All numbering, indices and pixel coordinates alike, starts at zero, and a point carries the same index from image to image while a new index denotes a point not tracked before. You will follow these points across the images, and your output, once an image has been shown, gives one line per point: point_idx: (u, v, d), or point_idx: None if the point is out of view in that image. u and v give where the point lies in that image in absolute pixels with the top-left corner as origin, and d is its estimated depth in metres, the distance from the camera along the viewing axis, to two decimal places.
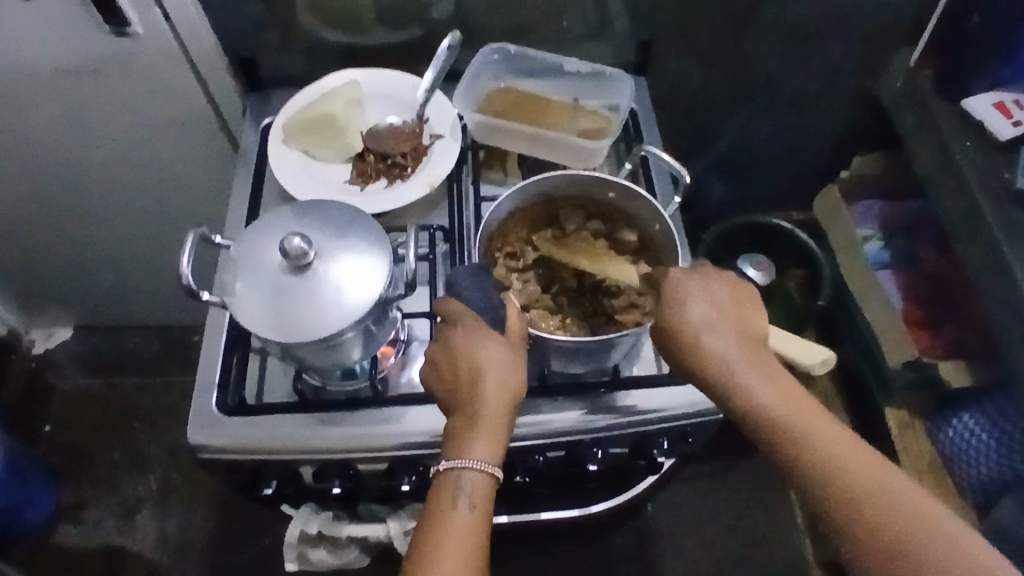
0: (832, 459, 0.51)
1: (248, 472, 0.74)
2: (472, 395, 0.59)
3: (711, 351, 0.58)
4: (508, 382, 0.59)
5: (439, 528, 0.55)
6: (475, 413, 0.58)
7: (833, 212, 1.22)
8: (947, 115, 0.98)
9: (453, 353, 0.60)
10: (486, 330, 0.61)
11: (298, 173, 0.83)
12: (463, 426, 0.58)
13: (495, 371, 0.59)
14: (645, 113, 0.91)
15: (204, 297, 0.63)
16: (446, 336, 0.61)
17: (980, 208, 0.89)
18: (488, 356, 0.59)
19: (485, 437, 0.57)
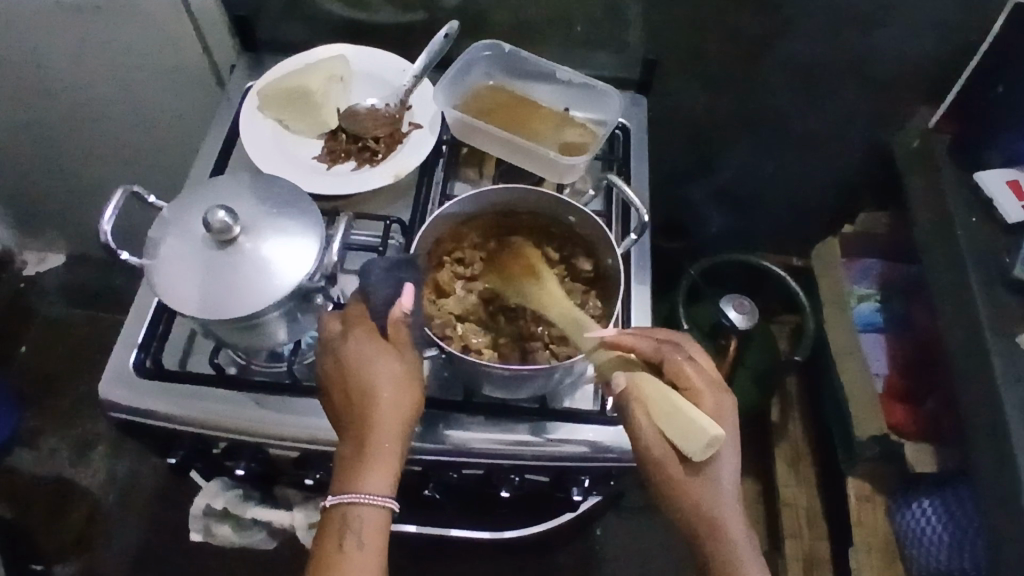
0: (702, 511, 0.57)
1: (159, 437, 0.73)
2: (365, 421, 0.58)
3: (702, 481, 0.57)
4: (401, 404, 0.59)
5: (328, 568, 0.56)
6: (364, 443, 0.58)
7: (827, 265, 1.16)
8: (956, 184, 0.92)
9: (346, 373, 0.59)
10: (385, 347, 0.60)
11: (265, 142, 0.81)
12: (357, 456, 0.58)
13: (387, 395, 0.59)
14: (637, 135, 0.87)
15: (124, 257, 0.61)
16: (339, 346, 0.60)
17: (968, 288, 0.84)
18: (396, 380, 0.59)
19: (375, 470, 0.57)
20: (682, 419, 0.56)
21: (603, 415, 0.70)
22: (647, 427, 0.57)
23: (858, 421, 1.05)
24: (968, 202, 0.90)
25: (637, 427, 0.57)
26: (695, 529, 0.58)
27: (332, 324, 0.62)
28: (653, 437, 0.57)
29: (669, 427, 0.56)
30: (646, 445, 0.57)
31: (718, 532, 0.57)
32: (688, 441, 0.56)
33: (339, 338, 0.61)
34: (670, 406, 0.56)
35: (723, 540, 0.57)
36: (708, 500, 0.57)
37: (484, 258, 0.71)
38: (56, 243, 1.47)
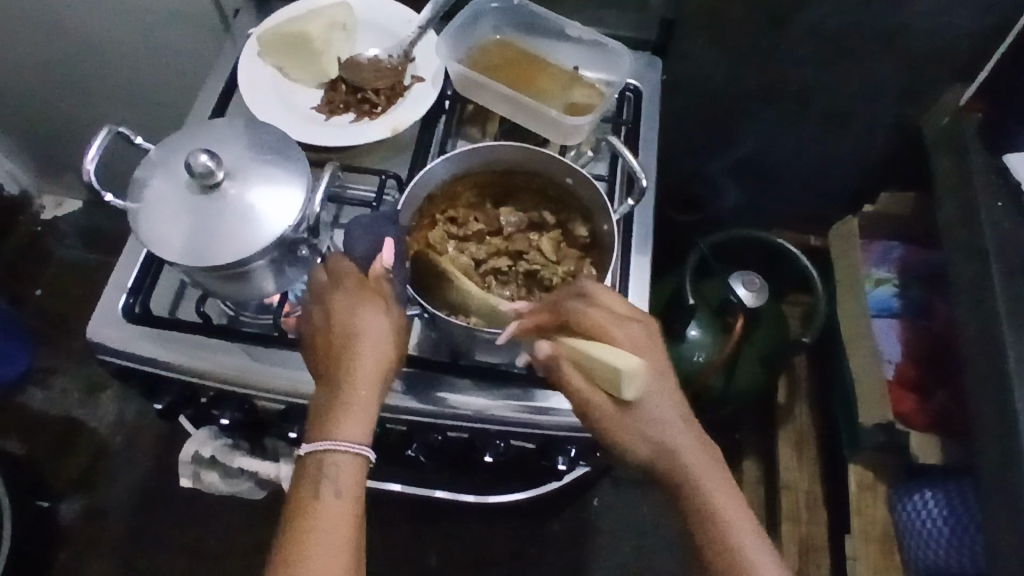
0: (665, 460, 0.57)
1: (148, 382, 0.73)
2: (347, 369, 0.57)
3: (642, 416, 0.56)
4: (384, 355, 0.58)
5: (306, 514, 0.55)
6: (344, 392, 0.57)
7: (845, 246, 1.12)
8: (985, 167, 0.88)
9: (330, 320, 0.59)
10: (373, 297, 0.59)
11: (263, 90, 0.79)
12: (337, 403, 0.57)
13: (373, 345, 0.58)
14: (650, 99, 0.83)
15: (107, 199, 0.60)
16: (328, 295, 0.59)
17: (988, 276, 0.81)
18: (383, 330, 0.58)
19: (353, 419, 0.57)
20: (596, 368, 0.54)
21: None
22: (580, 386, 0.55)
23: (864, 408, 1.02)
24: (997, 185, 0.85)
25: (571, 388, 0.55)
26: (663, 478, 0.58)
27: (320, 274, 0.61)
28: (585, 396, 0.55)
29: (596, 376, 0.55)
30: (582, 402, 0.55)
31: (675, 460, 0.57)
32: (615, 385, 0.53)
33: (325, 288, 0.60)
34: (583, 361, 0.54)
35: (681, 467, 0.57)
36: (657, 432, 0.56)
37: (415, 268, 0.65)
38: (74, 187, 1.44)
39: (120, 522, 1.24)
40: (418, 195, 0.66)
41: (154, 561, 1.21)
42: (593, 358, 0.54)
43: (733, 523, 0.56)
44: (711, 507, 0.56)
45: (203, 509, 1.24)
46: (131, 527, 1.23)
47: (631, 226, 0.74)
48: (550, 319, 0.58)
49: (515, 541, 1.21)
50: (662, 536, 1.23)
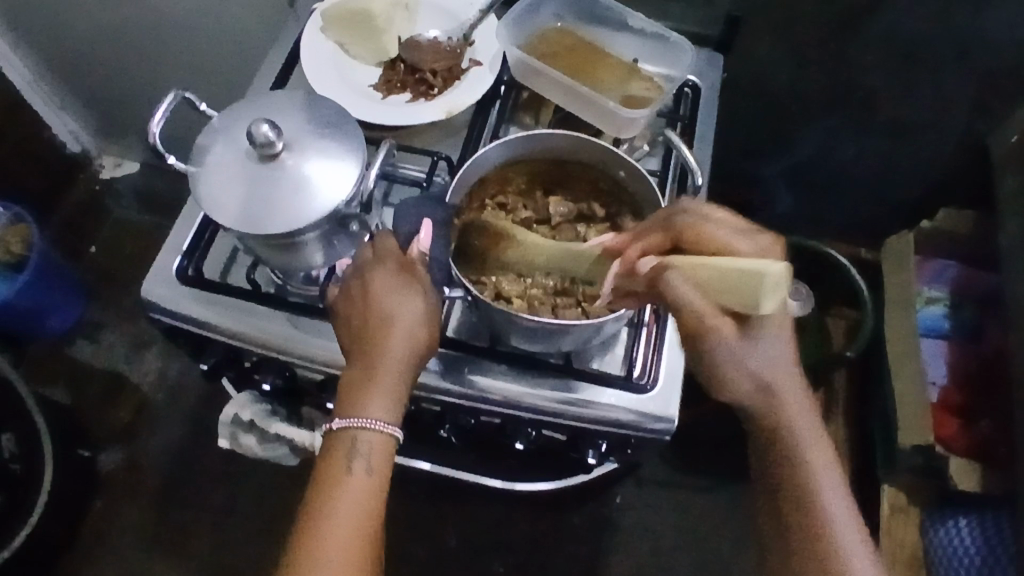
0: (787, 430, 0.58)
1: (195, 343, 0.75)
2: (382, 350, 0.58)
3: (750, 342, 0.57)
4: (418, 339, 0.59)
5: (333, 489, 0.57)
6: (378, 372, 0.58)
7: (898, 263, 1.08)
8: None
9: (366, 300, 0.59)
10: (412, 282, 0.60)
11: (325, 66, 0.79)
12: (368, 381, 0.58)
13: (408, 329, 0.59)
14: (708, 95, 0.82)
15: (170, 161, 0.61)
16: (369, 274, 0.60)
17: None
18: (420, 314, 0.59)
19: (383, 399, 0.58)
20: (732, 278, 0.53)
21: (630, 381, 0.67)
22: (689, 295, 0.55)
23: (904, 428, 0.99)
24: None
25: (677, 297, 0.55)
26: (776, 452, 0.59)
27: (365, 252, 0.62)
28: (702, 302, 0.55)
29: (720, 290, 0.55)
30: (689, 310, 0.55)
31: (775, 399, 0.58)
32: (751, 292, 0.53)
33: (368, 266, 0.61)
34: (719, 271, 0.54)
35: (778, 403, 0.58)
36: (757, 360, 0.57)
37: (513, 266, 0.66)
38: (132, 148, 1.47)
39: (157, 475, 1.28)
40: (470, 175, 0.67)
41: (187, 517, 1.25)
42: (713, 267, 0.54)
43: (807, 458, 0.58)
44: (813, 479, 0.58)
45: (236, 470, 1.28)
46: (167, 481, 1.28)
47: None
48: (660, 239, 0.60)
49: (536, 530, 1.22)
50: (683, 540, 1.22)
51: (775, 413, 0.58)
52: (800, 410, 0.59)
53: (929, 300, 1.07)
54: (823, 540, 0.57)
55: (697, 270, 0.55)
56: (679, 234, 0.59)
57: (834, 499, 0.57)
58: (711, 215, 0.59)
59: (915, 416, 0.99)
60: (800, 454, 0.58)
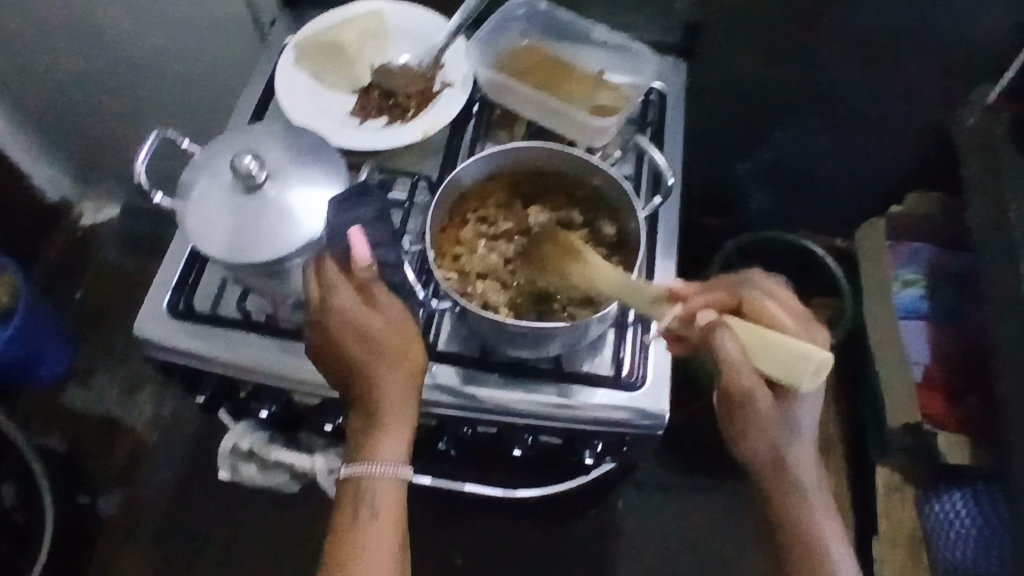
0: (774, 456, 0.64)
1: (191, 376, 0.76)
2: (372, 400, 0.62)
3: (783, 409, 0.63)
4: (406, 382, 0.62)
5: (345, 538, 0.62)
6: (377, 421, 0.62)
7: (873, 247, 1.12)
8: (1015, 165, 0.87)
9: (340, 345, 0.61)
10: (375, 313, 0.62)
11: (300, 97, 0.81)
12: (375, 427, 0.61)
13: (390, 371, 0.62)
14: (675, 100, 0.84)
15: (156, 199, 0.63)
16: (328, 311, 0.61)
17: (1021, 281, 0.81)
18: (406, 348, 0.62)
19: (387, 444, 0.62)
20: (779, 352, 0.59)
21: (619, 380, 0.69)
22: (730, 349, 0.60)
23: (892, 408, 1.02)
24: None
25: (727, 358, 0.60)
26: (764, 471, 0.64)
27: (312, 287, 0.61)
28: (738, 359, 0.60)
29: (763, 355, 0.60)
30: (732, 370, 0.60)
31: (773, 430, 0.63)
32: (798, 371, 0.58)
33: (323, 300, 0.61)
34: (768, 342, 0.59)
35: (773, 431, 0.63)
36: (777, 414, 0.63)
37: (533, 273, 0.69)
38: (112, 192, 1.47)
39: (158, 517, 1.27)
40: (449, 191, 0.69)
41: (190, 555, 1.24)
42: (767, 339, 0.59)
43: (794, 477, 0.64)
44: (802, 495, 0.63)
45: (237, 505, 1.28)
46: (169, 522, 1.27)
47: (657, 224, 0.76)
48: (725, 299, 0.64)
49: (541, 541, 1.22)
50: (687, 538, 1.23)
51: (760, 437, 0.63)
52: (791, 436, 0.63)
53: (905, 285, 1.10)
54: (813, 553, 0.62)
55: (746, 334, 0.60)
56: (743, 299, 0.64)
57: (820, 513, 0.63)
58: (774, 292, 0.64)
59: (900, 395, 1.02)
60: (786, 472, 0.64)
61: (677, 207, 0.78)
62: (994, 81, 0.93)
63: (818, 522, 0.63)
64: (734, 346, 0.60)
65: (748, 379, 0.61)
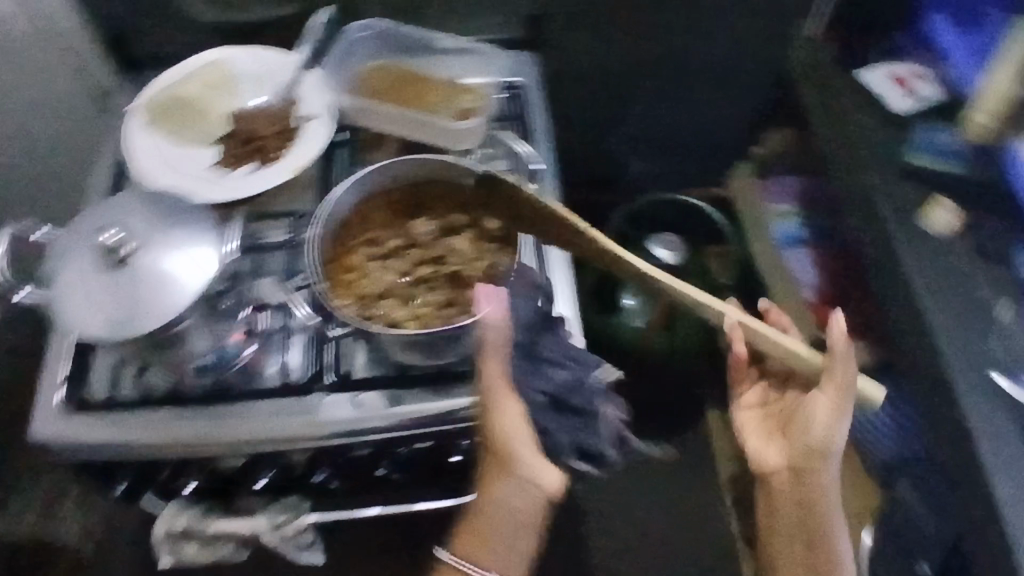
0: (814, 483, 0.67)
1: (100, 469, 0.72)
2: (500, 487, 0.63)
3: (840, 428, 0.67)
4: (538, 478, 0.64)
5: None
6: (504, 515, 0.63)
7: (745, 194, 1.24)
8: (842, 84, 0.94)
9: (505, 453, 0.64)
10: (511, 392, 0.65)
11: (157, 160, 0.76)
12: (491, 542, 0.63)
13: (521, 467, 0.63)
14: (535, 91, 0.86)
15: (21, 296, 0.61)
16: (505, 376, 0.65)
17: (867, 179, 0.85)
18: (546, 477, 0.64)
19: (500, 547, 0.63)
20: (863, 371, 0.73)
21: (537, 364, 0.70)
22: (773, 338, 0.71)
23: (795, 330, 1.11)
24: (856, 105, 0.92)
25: (851, 367, 0.67)
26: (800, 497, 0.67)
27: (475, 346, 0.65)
28: (795, 346, 0.70)
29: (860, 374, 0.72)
30: (849, 365, 0.66)
31: (813, 465, 0.67)
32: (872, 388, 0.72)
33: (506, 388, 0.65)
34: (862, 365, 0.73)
35: (820, 469, 0.67)
36: (831, 433, 0.66)
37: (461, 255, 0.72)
38: None
39: None
40: (312, 227, 0.67)
41: None
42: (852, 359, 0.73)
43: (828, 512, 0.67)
44: (829, 537, 0.67)
45: None
46: None
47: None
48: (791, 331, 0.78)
49: None
50: None
51: (817, 473, 0.67)
52: (831, 480, 0.67)
53: (777, 214, 1.20)
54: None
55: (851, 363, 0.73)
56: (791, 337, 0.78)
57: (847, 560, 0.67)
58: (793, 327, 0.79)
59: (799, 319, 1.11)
60: (821, 498, 0.67)
61: (557, 196, 0.79)
62: (808, 17, 1.02)
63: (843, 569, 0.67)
64: (846, 366, 0.66)
65: (839, 399, 0.67)
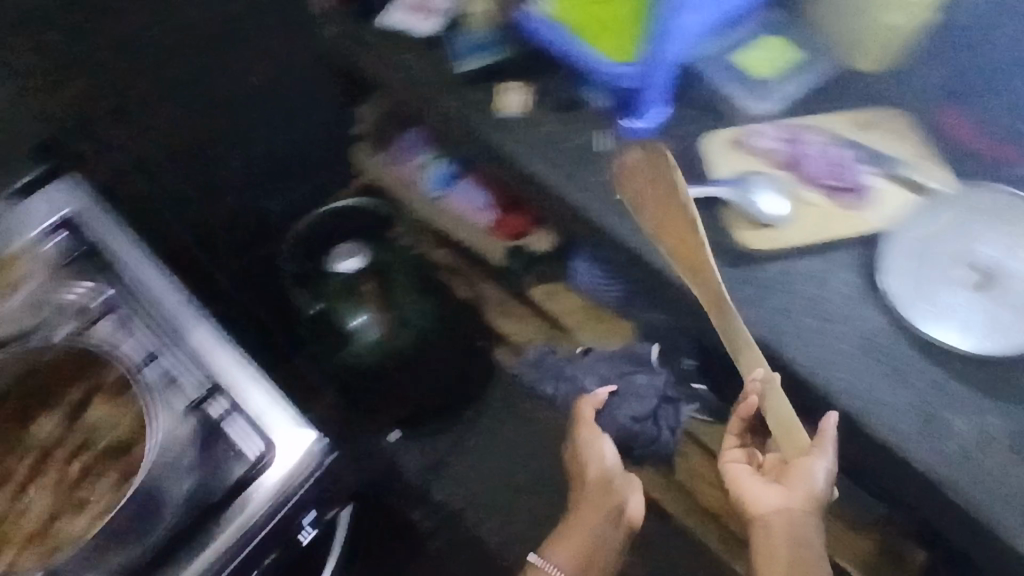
0: (810, 549, 0.76)
1: None
2: (577, 530, 0.97)
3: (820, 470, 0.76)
4: (605, 528, 0.98)
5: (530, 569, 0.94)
6: (580, 540, 0.96)
7: (375, 168, 1.21)
8: (372, 35, 0.95)
9: (587, 507, 0.99)
10: (609, 494, 1.00)
11: None
12: (572, 538, 0.97)
13: (597, 530, 0.97)
14: (85, 215, 0.83)
15: None
16: (586, 498, 1.00)
17: (442, 106, 0.89)
18: (628, 505, 1.00)
19: (570, 547, 0.96)
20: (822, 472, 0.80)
21: (264, 458, 0.73)
22: (786, 408, 0.77)
23: (492, 253, 1.18)
24: (387, 42, 0.94)
25: (812, 463, 0.75)
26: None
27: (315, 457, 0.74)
28: (789, 422, 0.78)
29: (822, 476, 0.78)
30: (807, 479, 0.76)
31: (796, 504, 0.77)
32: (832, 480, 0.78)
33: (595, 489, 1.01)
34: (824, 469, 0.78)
35: (799, 513, 0.77)
36: (807, 472, 0.76)
37: (93, 429, 0.74)
38: None
39: None
40: (585, 408, 1.04)
41: None
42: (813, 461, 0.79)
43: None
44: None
45: None
46: None
47: (185, 330, 0.78)
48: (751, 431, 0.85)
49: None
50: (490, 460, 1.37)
51: (795, 517, 0.77)
52: (805, 520, 0.77)
53: (416, 176, 1.19)
54: None
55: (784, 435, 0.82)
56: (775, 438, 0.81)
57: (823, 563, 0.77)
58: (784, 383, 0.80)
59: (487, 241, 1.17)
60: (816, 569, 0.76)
61: (180, 298, 0.80)
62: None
63: (821, 569, 0.76)
64: (801, 459, 0.77)
65: (810, 478, 0.76)
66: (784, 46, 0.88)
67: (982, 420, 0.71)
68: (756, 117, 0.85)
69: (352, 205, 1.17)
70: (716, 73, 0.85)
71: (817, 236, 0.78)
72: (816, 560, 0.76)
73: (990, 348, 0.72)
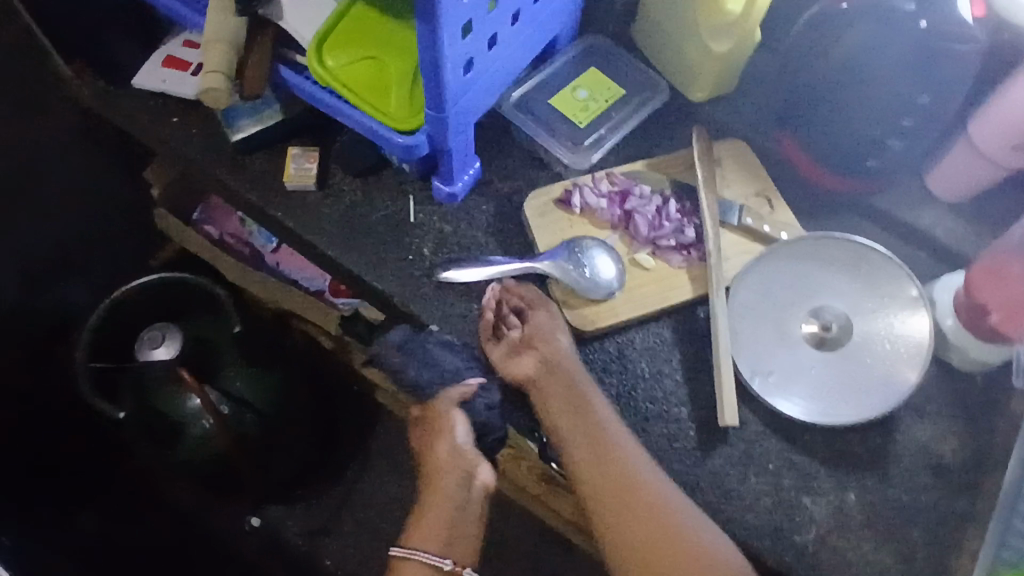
0: (615, 437, 0.62)
1: None
2: (432, 491, 0.65)
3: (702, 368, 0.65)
4: (462, 480, 0.65)
5: None
6: (436, 506, 0.64)
7: (180, 233, 1.06)
8: (133, 99, 0.79)
9: (429, 469, 0.66)
10: (448, 430, 0.66)
11: None
12: (432, 507, 0.64)
13: (454, 489, 0.64)
14: None
15: None
16: (428, 443, 0.66)
17: (223, 182, 0.76)
18: (482, 470, 0.66)
19: (431, 530, 0.63)
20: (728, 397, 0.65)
21: None
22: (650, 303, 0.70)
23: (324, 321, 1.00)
24: (148, 111, 0.78)
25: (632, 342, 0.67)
26: (623, 477, 0.59)
27: None
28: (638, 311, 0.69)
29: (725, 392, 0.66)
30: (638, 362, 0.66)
31: (580, 381, 0.64)
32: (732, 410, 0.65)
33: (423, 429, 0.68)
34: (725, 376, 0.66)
35: (585, 388, 0.64)
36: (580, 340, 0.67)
37: None
38: None
39: None
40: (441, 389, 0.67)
41: None
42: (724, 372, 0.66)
43: (648, 476, 0.60)
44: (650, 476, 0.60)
45: None
46: None
47: None
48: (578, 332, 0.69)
49: None
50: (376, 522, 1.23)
51: (590, 399, 0.64)
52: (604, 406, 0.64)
53: (246, 237, 1.04)
54: (669, 523, 0.58)
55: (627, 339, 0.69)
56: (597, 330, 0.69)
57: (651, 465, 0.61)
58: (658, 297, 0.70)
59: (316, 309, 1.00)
60: (638, 468, 0.60)
61: None
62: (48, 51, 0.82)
63: (643, 468, 0.60)
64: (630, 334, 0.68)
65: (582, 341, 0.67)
66: (605, 79, 0.78)
67: (840, 495, 0.65)
68: (581, 170, 0.76)
69: (154, 280, 1.03)
70: (526, 122, 0.77)
71: (653, 306, 0.69)
72: (643, 472, 0.60)
73: (838, 416, 0.65)
